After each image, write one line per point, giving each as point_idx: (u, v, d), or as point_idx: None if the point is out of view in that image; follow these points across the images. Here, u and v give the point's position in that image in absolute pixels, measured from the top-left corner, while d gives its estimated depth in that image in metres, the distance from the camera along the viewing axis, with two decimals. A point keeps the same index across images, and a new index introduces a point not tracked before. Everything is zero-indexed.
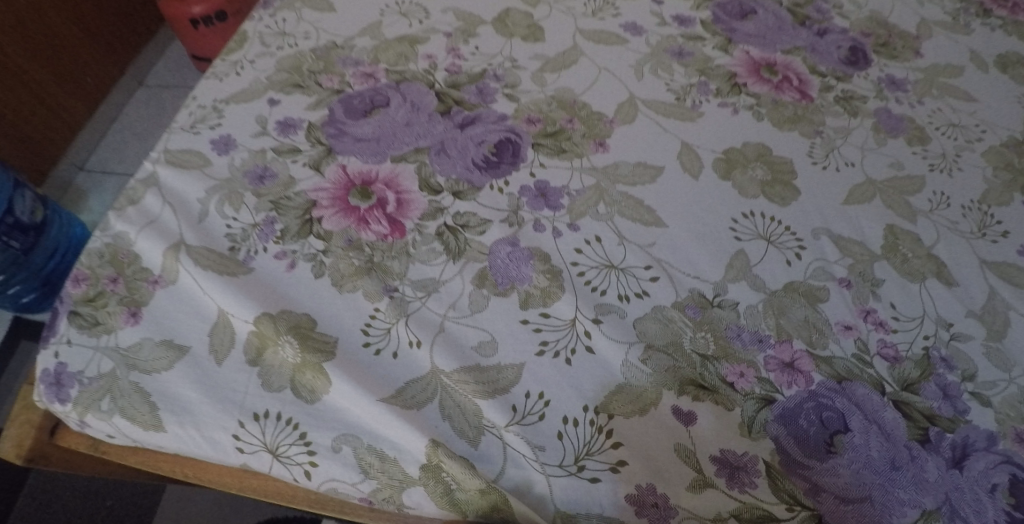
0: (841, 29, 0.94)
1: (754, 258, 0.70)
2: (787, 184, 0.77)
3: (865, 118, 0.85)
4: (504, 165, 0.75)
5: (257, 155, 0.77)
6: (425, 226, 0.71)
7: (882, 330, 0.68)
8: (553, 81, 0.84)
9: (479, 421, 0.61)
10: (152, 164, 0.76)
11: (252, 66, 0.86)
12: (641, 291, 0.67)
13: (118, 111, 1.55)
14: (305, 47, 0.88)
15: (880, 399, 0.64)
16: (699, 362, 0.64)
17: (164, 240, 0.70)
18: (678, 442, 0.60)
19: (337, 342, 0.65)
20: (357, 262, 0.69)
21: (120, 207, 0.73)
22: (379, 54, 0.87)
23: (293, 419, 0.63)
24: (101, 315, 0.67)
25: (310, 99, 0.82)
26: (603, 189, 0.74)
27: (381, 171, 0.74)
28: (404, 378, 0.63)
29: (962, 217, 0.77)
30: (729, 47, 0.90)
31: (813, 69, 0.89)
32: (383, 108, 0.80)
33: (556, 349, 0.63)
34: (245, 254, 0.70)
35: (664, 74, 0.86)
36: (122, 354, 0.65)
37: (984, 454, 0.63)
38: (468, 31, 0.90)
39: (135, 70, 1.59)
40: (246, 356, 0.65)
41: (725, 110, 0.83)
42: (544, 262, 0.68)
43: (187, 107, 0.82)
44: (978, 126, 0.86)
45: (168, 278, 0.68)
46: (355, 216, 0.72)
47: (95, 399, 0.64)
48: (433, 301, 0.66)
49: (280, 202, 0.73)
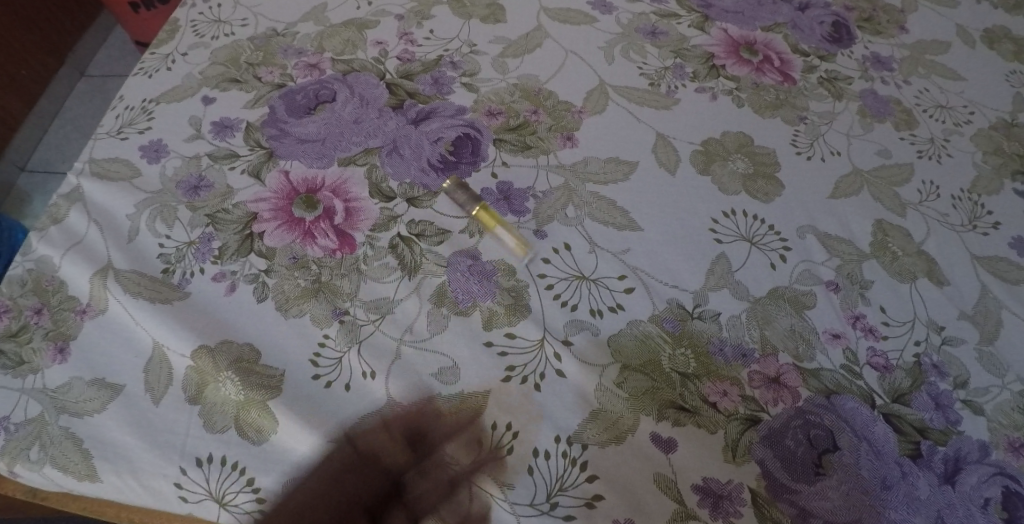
0: (823, 2, 0.88)
1: (736, 263, 0.66)
2: (769, 178, 0.72)
3: (850, 101, 0.79)
4: (463, 166, 0.69)
5: (191, 162, 0.70)
6: (378, 238, 0.65)
7: (871, 337, 0.64)
8: (516, 67, 0.77)
9: (440, 459, 0.58)
10: (76, 177, 0.68)
11: (184, 58, 0.78)
12: (615, 305, 0.63)
13: (60, 105, 1.44)
14: (243, 35, 0.79)
15: (870, 413, 0.61)
16: (678, 382, 0.60)
17: (91, 264, 0.64)
18: (657, 471, 0.57)
19: (283, 376, 0.60)
20: (303, 283, 0.63)
21: (41, 227, 0.66)
22: (324, 41, 0.79)
23: (239, 463, 0.57)
24: (26, 352, 0.60)
25: (249, 95, 0.74)
26: (571, 190, 0.69)
27: (328, 178, 0.68)
28: (358, 413, 0.59)
29: (952, 208, 0.73)
30: (706, 25, 0.83)
31: (796, 48, 0.83)
32: (329, 103, 0.73)
33: (524, 375, 0.60)
34: (180, 277, 0.64)
35: (637, 56, 0.79)
36: (51, 396, 0.59)
37: (978, 467, 0.60)
38: (422, 13, 0.82)
39: (75, 59, 1.47)
40: (185, 394, 0.59)
41: (703, 96, 0.77)
42: (509, 277, 0.64)
43: (113, 108, 0.73)
44: (966, 107, 0.81)
45: (97, 308, 0.62)
46: (300, 229, 0.65)
47: (23, 448, 0.58)
48: (388, 325, 0.62)
49: (217, 215, 0.66)
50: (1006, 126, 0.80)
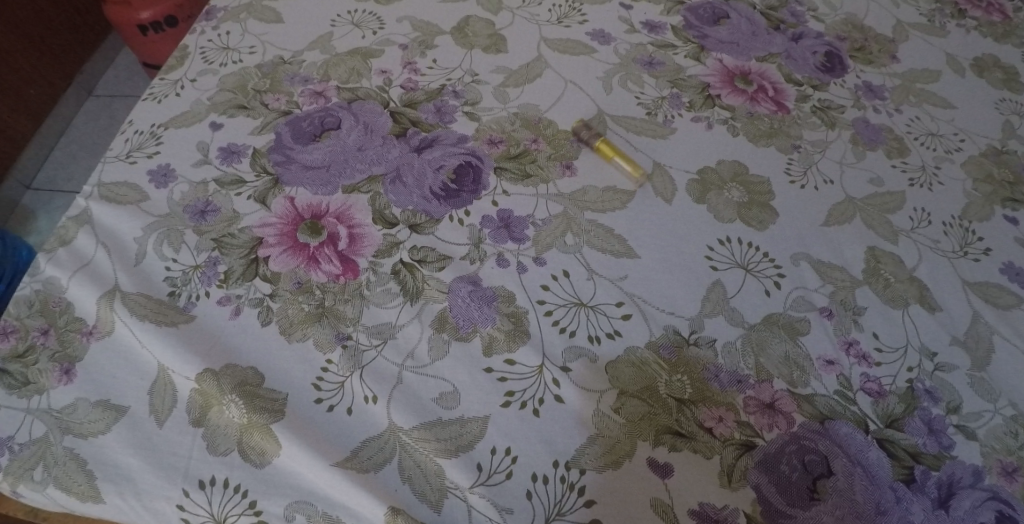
0: (816, 33, 0.90)
1: (731, 290, 0.68)
2: (764, 206, 0.74)
3: (843, 129, 0.81)
4: (464, 194, 0.71)
5: (198, 187, 0.71)
6: (380, 264, 0.67)
7: (864, 364, 0.65)
8: (516, 97, 0.79)
9: (441, 483, 0.58)
10: (85, 200, 0.70)
11: (192, 85, 0.79)
12: (612, 331, 0.65)
13: (67, 124, 1.46)
14: (251, 63, 0.81)
15: (864, 438, 0.62)
16: (675, 408, 0.62)
17: (98, 287, 0.65)
18: (654, 496, 0.58)
19: (286, 400, 0.61)
20: (307, 308, 0.64)
21: (50, 248, 0.67)
22: (330, 70, 0.81)
23: (241, 486, 0.58)
24: (32, 373, 0.62)
25: (255, 122, 0.76)
26: (570, 218, 0.71)
27: (332, 204, 0.70)
28: (360, 437, 0.60)
29: (943, 235, 0.74)
30: (702, 55, 0.85)
31: (789, 78, 0.85)
32: (335, 130, 0.75)
33: (523, 400, 0.61)
34: (185, 301, 0.65)
35: (634, 86, 0.82)
36: (56, 417, 0.60)
37: (970, 492, 0.61)
38: (426, 42, 0.84)
39: (83, 79, 1.49)
40: (189, 416, 0.60)
41: (698, 125, 0.79)
42: (509, 304, 0.65)
43: (122, 133, 0.75)
44: (956, 135, 0.83)
45: (103, 329, 0.63)
46: (304, 254, 0.67)
47: (27, 468, 0.59)
48: (390, 350, 0.63)
49: (223, 239, 0.68)
50: (996, 153, 0.82)
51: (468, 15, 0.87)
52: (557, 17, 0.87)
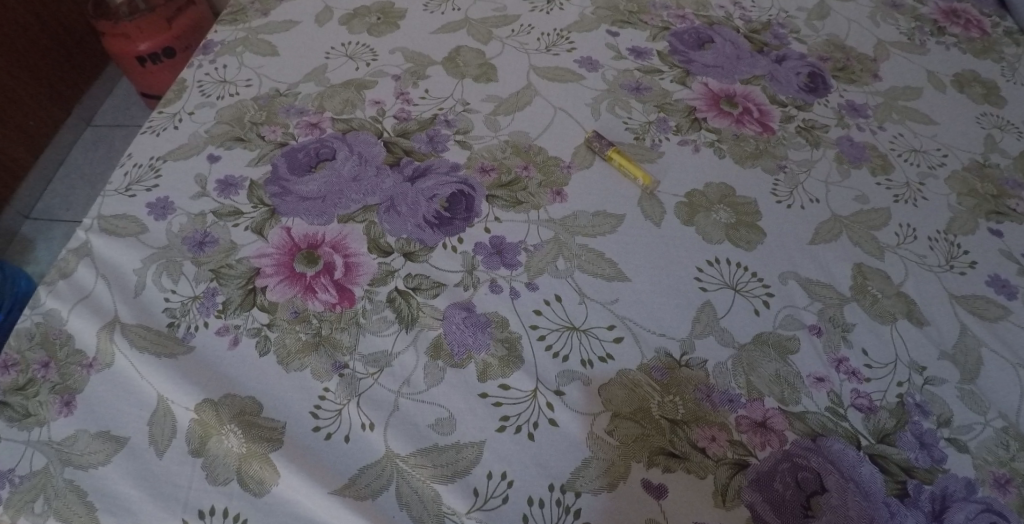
0: (799, 54, 0.93)
1: (722, 310, 0.69)
2: (751, 226, 0.75)
3: (827, 148, 0.83)
4: (456, 221, 0.72)
5: (197, 219, 0.72)
6: (375, 292, 0.68)
7: (854, 379, 0.66)
8: (507, 124, 0.81)
9: (438, 508, 0.59)
10: (84, 233, 0.71)
11: (190, 118, 0.81)
12: (605, 355, 0.66)
13: (66, 155, 1.48)
14: (247, 96, 0.83)
15: (856, 454, 0.63)
16: (668, 428, 0.63)
17: (97, 318, 0.66)
18: (649, 517, 0.59)
19: (284, 428, 0.62)
20: (304, 336, 0.66)
21: (51, 281, 0.68)
22: (325, 101, 0.83)
23: (241, 515, 0.59)
24: (33, 405, 0.62)
25: (252, 154, 0.78)
26: (562, 243, 0.72)
27: (328, 234, 0.71)
28: (358, 464, 0.60)
29: (929, 249, 0.76)
30: (687, 79, 0.88)
31: (774, 99, 0.87)
32: (330, 161, 0.76)
33: (518, 424, 0.62)
34: (185, 331, 0.66)
35: (622, 111, 0.83)
36: (56, 448, 0.61)
37: (964, 504, 0.61)
38: (418, 73, 0.86)
39: (82, 110, 1.51)
40: (189, 446, 0.61)
41: (686, 148, 0.81)
42: (502, 329, 0.66)
43: (122, 166, 0.77)
44: (939, 151, 0.85)
45: (102, 361, 0.64)
46: (300, 284, 0.68)
47: (27, 500, 0.59)
48: (386, 377, 0.64)
49: (221, 270, 0.69)
50: (979, 167, 0.84)
51: (460, 46, 0.89)
52: (546, 45, 0.90)
